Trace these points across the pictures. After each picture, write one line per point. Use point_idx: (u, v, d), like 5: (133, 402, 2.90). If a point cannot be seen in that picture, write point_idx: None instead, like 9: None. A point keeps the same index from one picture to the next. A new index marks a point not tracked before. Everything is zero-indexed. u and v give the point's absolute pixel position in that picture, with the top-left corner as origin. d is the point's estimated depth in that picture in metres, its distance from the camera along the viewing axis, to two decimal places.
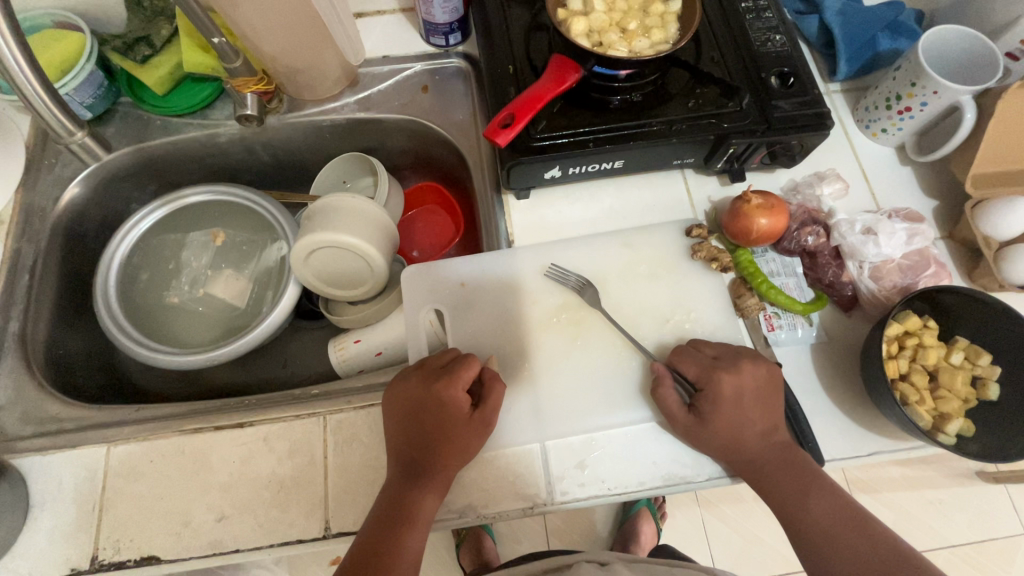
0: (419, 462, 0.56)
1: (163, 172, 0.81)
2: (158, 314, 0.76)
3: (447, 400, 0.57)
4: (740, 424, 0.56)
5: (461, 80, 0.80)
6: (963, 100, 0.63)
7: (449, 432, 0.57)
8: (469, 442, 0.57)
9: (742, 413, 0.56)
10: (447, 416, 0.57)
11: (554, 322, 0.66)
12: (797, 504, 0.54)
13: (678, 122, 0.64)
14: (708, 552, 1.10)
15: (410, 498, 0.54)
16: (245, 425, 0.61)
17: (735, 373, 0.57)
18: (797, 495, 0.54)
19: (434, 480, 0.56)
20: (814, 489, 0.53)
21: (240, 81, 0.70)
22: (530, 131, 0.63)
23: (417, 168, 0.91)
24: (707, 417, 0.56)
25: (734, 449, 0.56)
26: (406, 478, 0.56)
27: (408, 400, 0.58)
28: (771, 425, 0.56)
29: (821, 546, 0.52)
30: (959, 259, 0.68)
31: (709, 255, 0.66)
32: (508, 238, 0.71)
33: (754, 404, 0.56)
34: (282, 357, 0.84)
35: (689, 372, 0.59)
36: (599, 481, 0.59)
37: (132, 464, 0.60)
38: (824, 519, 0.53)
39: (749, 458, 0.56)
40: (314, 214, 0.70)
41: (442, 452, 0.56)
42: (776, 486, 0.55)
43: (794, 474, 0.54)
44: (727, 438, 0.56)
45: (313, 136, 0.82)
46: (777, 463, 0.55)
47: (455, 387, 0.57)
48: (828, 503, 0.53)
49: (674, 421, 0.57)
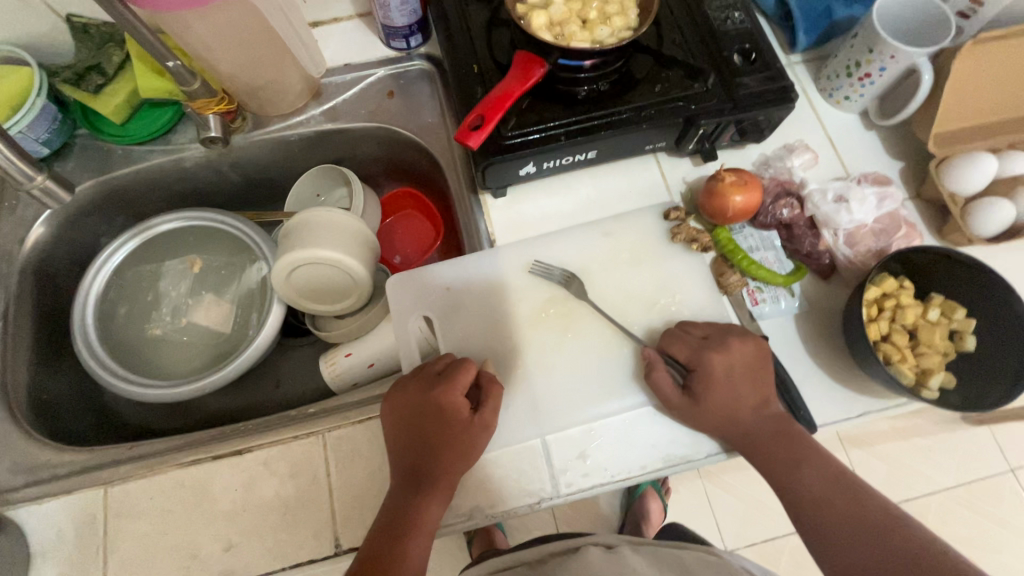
0: (422, 468, 0.56)
1: (130, 202, 0.79)
2: (141, 348, 0.74)
3: (444, 406, 0.57)
4: (732, 400, 0.57)
5: (427, 82, 0.79)
6: (920, 62, 0.64)
7: (451, 435, 0.57)
8: (471, 445, 0.58)
9: (734, 389, 0.57)
10: (448, 420, 0.57)
11: (543, 318, 0.66)
12: (789, 474, 0.55)
13: (646, 108, 0.64)
14: (719, 536, 1.12)
15: (414, 506, 0.55)
16: (243, 452, 0.61)
17: (724, 351, 0.58)
18: (790, 464, 0.56)
19: (437, 487, 0.56)
20: (806, 456, 0.56)
21: (201, 103, 0.69)
22: (502, 130, 0.63)
23: (391, 174, 0.90)
24: (699, 395, 0.57)
25: (726, 423, 0.57)
26: (408, 486, 0.56)
27: (406, 407, 0.58)
28: (763, 398, 0.58)
29: (814, 514, 0.54)
30: (929, 217, 0.70)
31: (689, 237, 0.67)
32: (489, 238, 0.71)
33: (746, 380, 0.58)
34: (274, 378, 0.83)
35: (680, 354, 0.60)
36: (602, 469, 0.60)
37: (132, 503, 0.59)
38: (817, 486, 0.54)
39: (743, 430, 0.57)
40: (293, 230, 0.70)
41: (444, 457, 0.57)
42: (770, 456, 0.56)
43: (785, 445, 0.56)
44: (721, 413, 0.57)
45: (281, 152, 0.80)
46: (771, 434, 0.57)
47: (452, 393, 0.57)
48: (822, 469, 0.55)
49: (668, 402, 0.59)
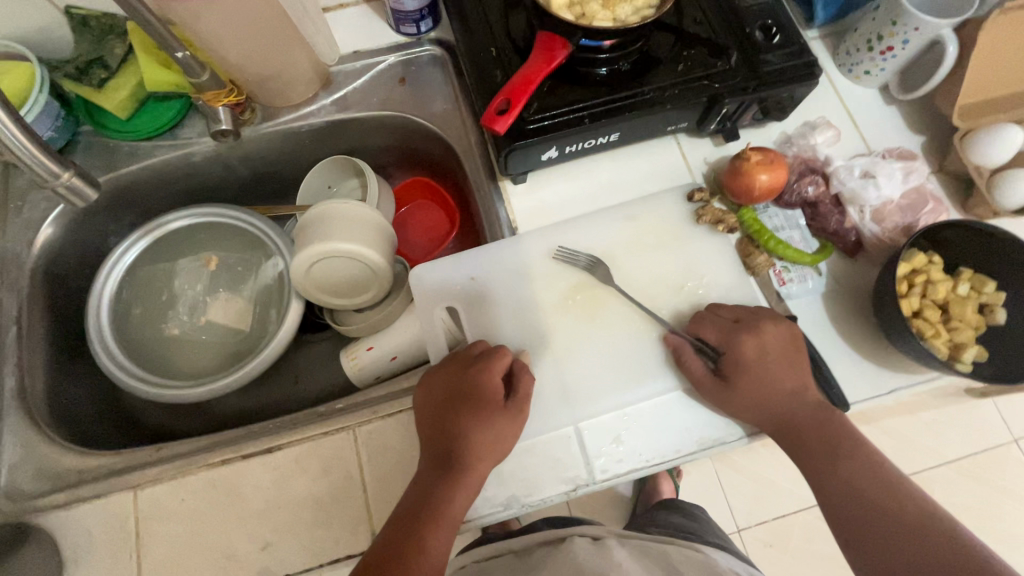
0: (451, 457, 0.55)
1: (139, 200, 0.77)
2: (159, 348, 0.72)
3: (476, 387, 0.57)
4: (768, 385, 0.57)
5: (438, 68, 0.78)
6: (945, 33, 0.64)
7: (482, 423, 0.56)
8: (502, 435, 0.57)
9: (769, 368, 0.57)
10: (481, 406, 0.56)
11: (569, 305, 0.65)
12: (827, 467, 0.54)
13: (669, 88, 0.63)
14: (731, 518, 1.05)
15: (440, 495, 0.53)
16: (273, 450, 0.60)
17: (756, 333, 0.58)
18: (828, 457, 0.55)
19: (463, 477, 0.54)
20: (846, 451, 0.54)
21: (211, 95, 0.67)
22: (525, 114, 0.61)
23: (402, 164, 0.89)
24: (732, 373, 0.57)
25: (761, 406, 0.57)
26: (434, 473, 0.55)
27: (439, 391, 0.58)
28: (801, 382, 0.57)
29: (849, 511, 0.53)
30: (952, 191, 0.70)
31: (714, 218, 0.67)
32: (510, 225, 0.70)
33: (781, 364, 0.57)
34: (293, 375, 0.82)
35: (712, 337, 0.60)
36: (636, 454, 0.60)
37: (163, 505, 0.58)
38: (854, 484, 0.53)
39: (778, 416, 0.57)
40: (311, 222, 0.69)
41: (474, 447, 0.55)
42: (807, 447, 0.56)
43: (825, 438, 0.55)
44: (757, 396, 0.57)
45: (292, 145, 0.79)
46: (810, 424, 0.56)
47: (485, 375, 0.58)
48: (862, 467, 0.54)
49: (698, 380, 0.59)
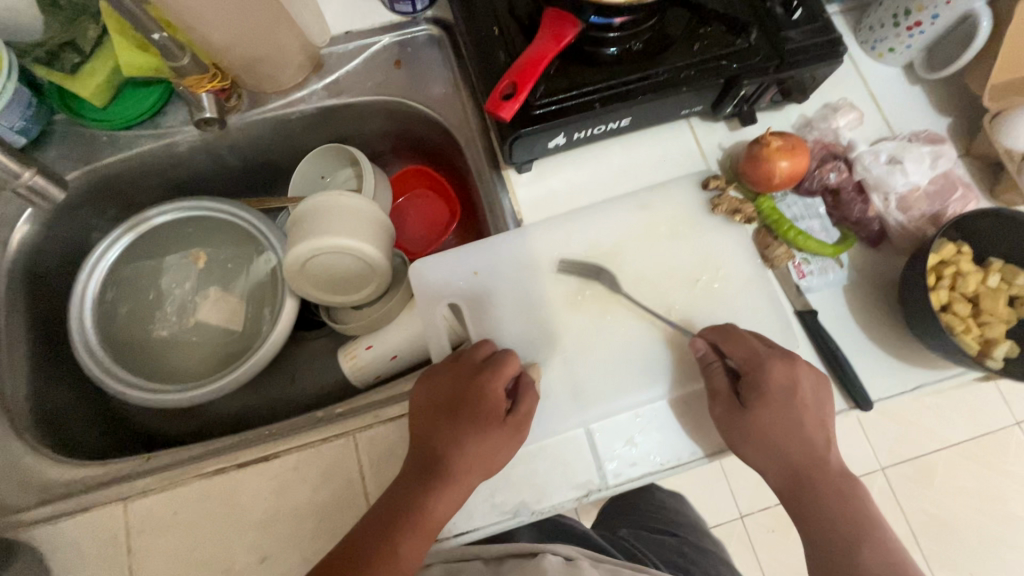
0: (436, 460, 0.53)
1: (122, 192, 0.73)
2: (148, 351, 0.69)
3: (477, 397, 0.54)
4: (789, 425, 0.53)
5: (437, 49, 0.73)
6: (977, 8, 0.60)
7: (480, 433, 0.53)
8: (496, 453, 0.54)
9: (794, 417, 0.54)
10: (477, 409, 0.54)
11: (578, 301, 0.62)
12: (844, 545, 0.51)
13: (685, 69, 0.59)
14: (732, 502, 1.04)
15: (418, 499, 0.51)
16: (270, 458, 0.57)
17: (788, 364, 0.55)
18: (838, 543, 0.51)
19: (449, 486, 0.52)
20: (862, 541, 0.51)
21: (192, 80, 0.62)
22: (531, 99, 0.57)
23: (399, 151, 0.84)
24: (750, 405, 0.54)
25: (778, 458, 0.54)
26: (420, 478, 0.52)
27: (440, 394, 0.55)
28: (828, 443, 0.54)
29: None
30: (979, 176, 0.66)
31: (732, 208, 0.63)
32: (516, 216, 0.66)
33: (807, 404, 0.54)
34: (291, 373, 0.77)
35: (736, 353, 0.56)
36: (649, 457, 0.57)
37: (156, 517, 0.56)
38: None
39: (797, 477, 0.54)
40: (305, 215, 0.65)
41: (461, 455, 0.53)
42: (819, 521, 0.52)
43: (842, 524, 0.52)
44: (778, 449, 0.54)
45: (282, 132, 0.74)
46: (832, 503, 0.52)
47: (489, 386, 0.54)
48: (875, 565, 0.50)
49: (715, 404, 0.56)
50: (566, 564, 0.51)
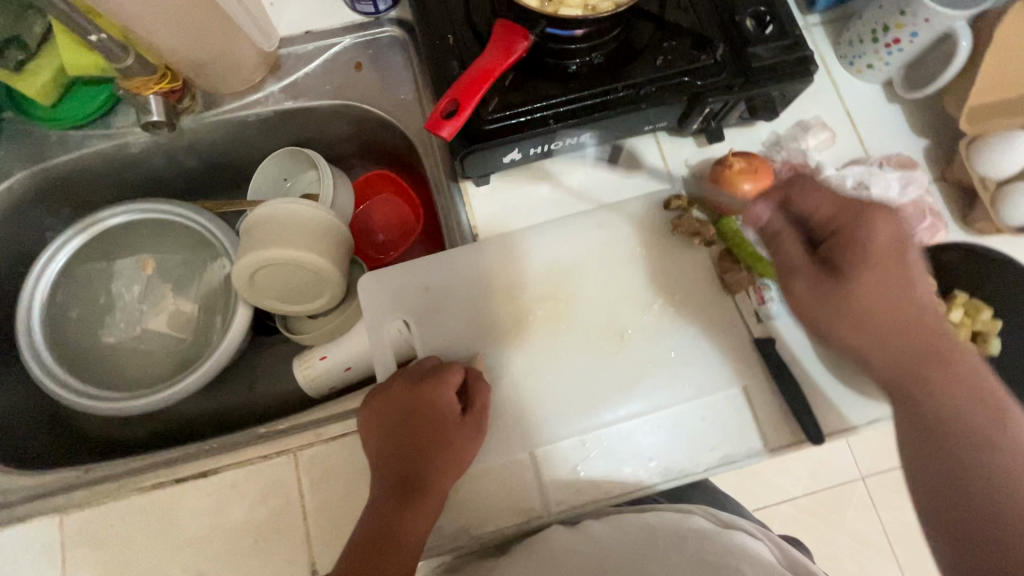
0: (406, 479, 0.52)
1: (77, 193, 0.71)
2: (95, 359, 0.68)
3: (432, 405, 0.53)
4: (888, 298, 0.46)
5: (400, 51, 0.70)
6: (957, 26, 0.57)
7: (440, 438, 0.53)
8: (463, 451, 0.53)
9: (898, 297, 0.46)
10: (431, 424, 0.53)
11: (530, 321, 0.61)
12: (967, 451, 0.44)
13: (647, 84, 0.57)
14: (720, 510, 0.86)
15: (396, 519, 0.50)
16: (209, 474, 0.57)
17: (888, 217, 0.46)
18: (953, 441, 0.45)
19: (424, 499, 0.51)
20: (994, 437, 0.44)
21: (137, 82, 0.60)
22: (482, 112, 0.55)
23: (364, 155, 0.82)
24: (847, 272, 0.46)
25: (875, 330, 0.47)
26: (394, 497, 0.51)
27: (394, 410, 0.54)
28: (939, 335, 0.47)
29: (952, 506, 0.44)
30: (953, 202, 0.64)
31: (691, 230, 0.61)
32: (471, 230, 0.64)
33: (905, 292, 0.46)
34: (248, 381, 0.76)
35: (825, 209, 0.47)
36: (596, 484, 0.56)
37: (92, 531, 0.55)
38: (996, 481, 0.43)
39: (908, 367, 0.47)
40: (257, 225, 0.63)
41: (428, 469, 0.52)
42: (934, 419, 0.46)
43: (967, 424, 0.45)
44: (882, 331, 0.47)
45: (240, 135, 0.72)
46: (953, 397, 0.46)
47: (441, 390, 0.53)
48: (1018, 467, 0.43)
49: (797, 280, 0.47)
50: (572, 530, 0.52)
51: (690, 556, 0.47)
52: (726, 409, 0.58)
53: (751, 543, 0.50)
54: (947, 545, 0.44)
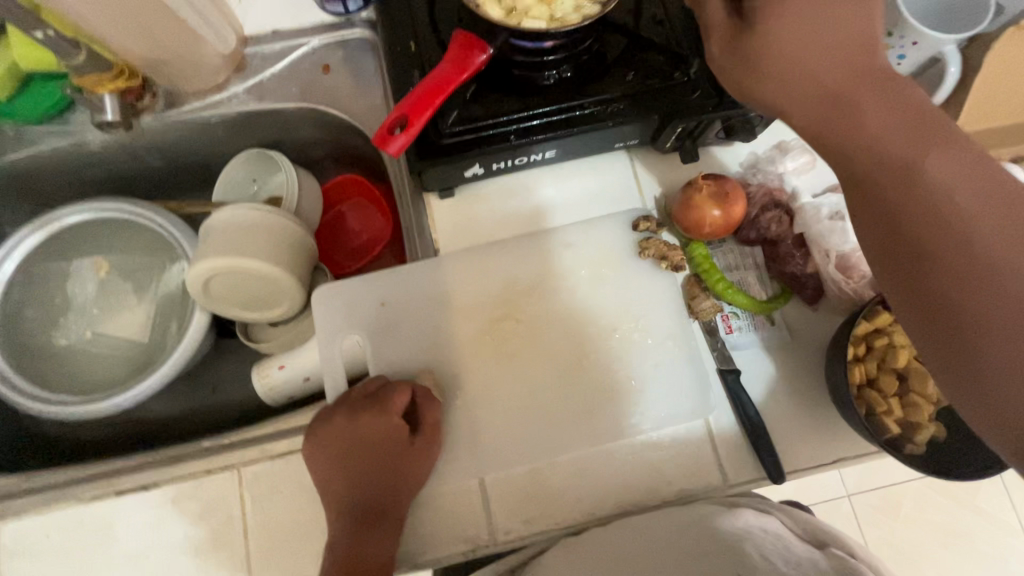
0: (370, 505, 0.52)
1: (36, 189, 0.70)
2: (47, 361, 0.66)
3: (379, 430, 0.52)
4: (810, 49, 0.36)
5: (371, 54, 0.68)
6: (946, 51, 0.54)
7: (392, 462, 0.53)
8: (418, 472, 0.53)
9: (825, 20, 0.36)
10: (384, 448, 0.53)
11: (487, 342, 0.59)
12: (933, 224, 0.33)
13: (615, 102, 0.54)
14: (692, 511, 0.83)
15: (363, 548, 0.49)
16: (149, 487, 0.55)
17: None
18: (892, 181, 0.35)
19: (385, 524, 0.51)
20: (926, 158, 0.34)
21: (91, 80, 0.59)
22: (440, 126, 0.53)
23: (337, 158, 0.80)
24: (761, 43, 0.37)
25: (806, 94, 0.37)
26: (356, 527, 0.51)
27: (340, 439, 0.53)
28: (867, 37, 0.37)
29: (954, 341, 0.33)
30: None
31: (659, 253, 0.59)
32: (433, 244, 0.62)
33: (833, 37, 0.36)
34: (212, 383, 0.74)
35: None
36: (546, 515, 0.54)
37: (28, 540, 0.54)
38: (942, 227, 0.33)
39: (833, 98, 0.37)
40: (208, 234, 0.61)
41: (388, 491, 0.52)
42: (866, 173, 0.36)
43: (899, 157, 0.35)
44: (805, 27, 0.36)
45: (204, 135, 0.70)
46: (880, 127, 0.36)
47: (386, 414, 0.52)
48: (948, 171, 0.34)
49: (711, 34, 0.39)
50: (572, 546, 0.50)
51: (687, 552, 0.43)
52: (686, 441, 0.56)
53: (755, 520, 0.45)
54: (991, 426, 0.32)
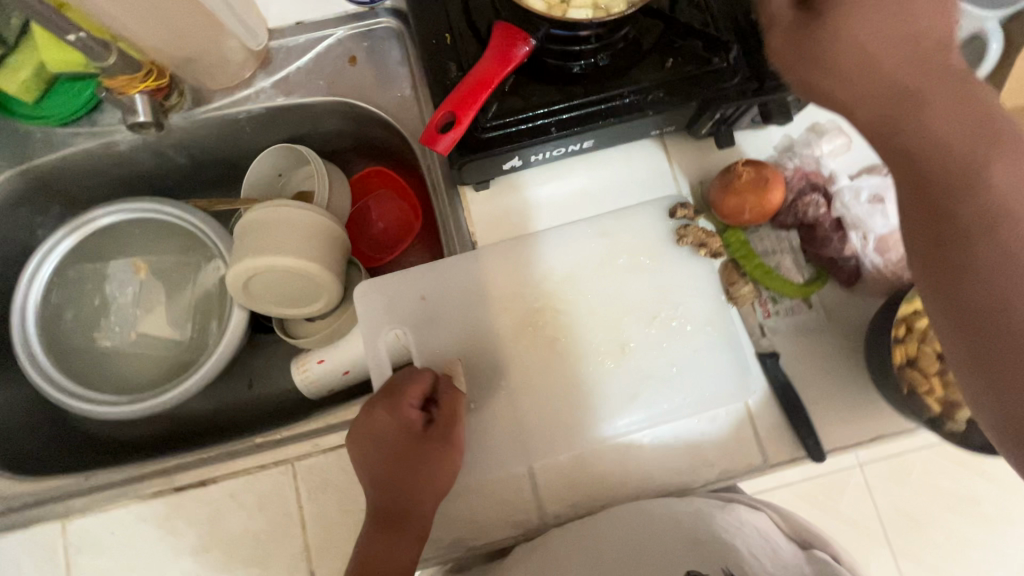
0: (393, 506, 0.52)
1: (65, 191, 0.70)
2: (91, 363, 0.67)
3: (396, 424, 0.52)
4: (883, 43, 0.36)
5: (396, 44, 0.67)
6: (989, 26, 0.54)
7: (412, 455, 0.52)
8: (438, 465, 0.52)
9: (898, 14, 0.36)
10: (401, 442, 0.52)
11: (529, 333, 0.59)
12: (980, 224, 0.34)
13: (653, 89, 0.53)
14: None
15: (385, 542, 0.50)
16: (207, 483, 0.57)
17: None
18: (950, 187, 0.35)
19: (409, 519, 0.51)
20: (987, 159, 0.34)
21: (122, 81, 0.58)
22: (481, 120, 0.52)
23: (361, 150, 0.79)
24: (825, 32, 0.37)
25: (877, 84, 0.37)
26: (381, 521, 0.51)
27: (361, 433, 0.53)
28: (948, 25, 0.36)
29: (980, 329, 0.34)
30: None
31: (697, 240, 0.59)
32: (470, 237, 0.62)
33: (904, 33, 0.36)
34: (248, 379, 0.75)
35: None
36: (593, 498, 0.56)
37: (93, 537, 0.56)
38: (995, 239, 0.34)
39: (904, 89, 0.36)
40: (246, 232, 0.61)
41: (410, 486, 0.52)
42: (920, 161, 0.36)
43: (962, 154, 0.35)
44: (879, 23, 0.36)
45: (231, 132, 0.70)
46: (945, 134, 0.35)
47: (402, 407, 0.52)
48: (1008, 179, 0.34)
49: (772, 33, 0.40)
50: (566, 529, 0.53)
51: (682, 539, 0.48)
52: (726, 423, 0.57)
53: (749, 517, 0.51)
54: (990, 405, 0.34)
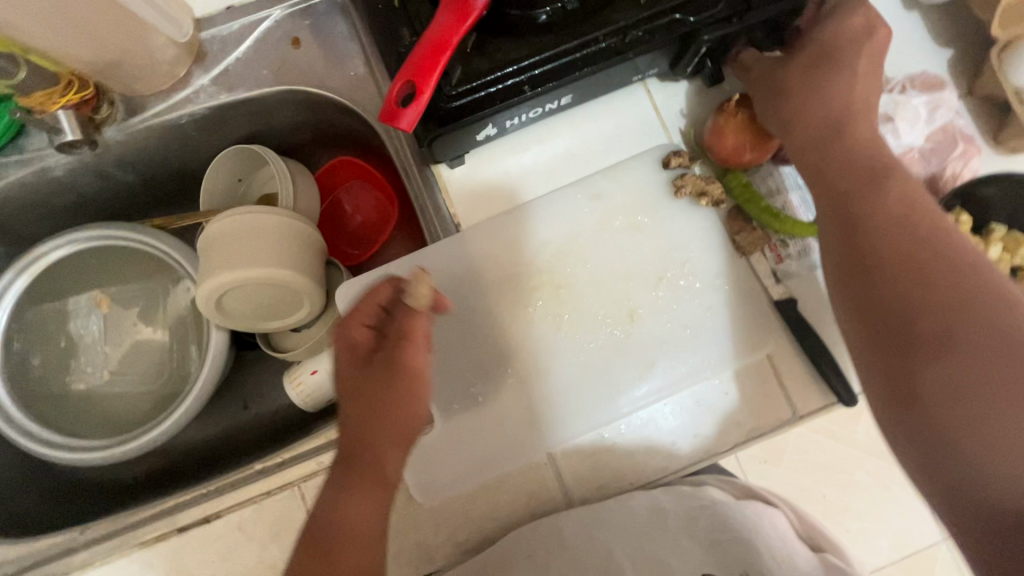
0: (350, 446, 0.46)
1: (7, 229, 0.64)
2: (67, 409, 0.63)
3: (347, 343, 0.48)
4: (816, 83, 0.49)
5: (341, 18, 0.61)
6: None
7: (367, 386, 0.46)
8: (393, 398, 0.45)
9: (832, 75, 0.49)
10: (358, 368, 0.47)
11: (530, 314, 0.55)
12: (872, 215, 0.45)
13: (631, 28, 0.48)
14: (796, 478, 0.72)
15: (340, 495, 0.44)
16: (211, 518, 0.53)
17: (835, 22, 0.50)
18: (850, 195, 0.46)
19: (364, 470, 0.44)
20: (889, 189, 0.45)
21: (39, 97, 0.52)
22: (445, 87, 0.47)
23: (322, 141, 0.73)
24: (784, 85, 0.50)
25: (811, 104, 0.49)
26: (338, 471, 0.45)
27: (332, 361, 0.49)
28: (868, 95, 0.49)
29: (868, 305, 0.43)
30: (982, 119, 0.58)
31: (696, 189, 0.55)
32: (452, 219, 0.57)
33: (831, 82, 0.49)
34: (241, 400, 0.71)
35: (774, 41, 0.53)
36: (620, 478, 0.53)
37: None
38: (891, 239, 0.43)
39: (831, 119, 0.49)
40: (209, 246, 0.56)
41: (365, 422, 0.45)
42: (835, 162, 0.48)
43: (878, 186, 0.45)
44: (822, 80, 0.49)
45: (176, 140, 0.64)
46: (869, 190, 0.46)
47: (352, 323, 0.48)
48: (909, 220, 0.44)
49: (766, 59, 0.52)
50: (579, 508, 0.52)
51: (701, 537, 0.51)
52: (751, 379, 0.54)
53: (767, 513, 0.53)
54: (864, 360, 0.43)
